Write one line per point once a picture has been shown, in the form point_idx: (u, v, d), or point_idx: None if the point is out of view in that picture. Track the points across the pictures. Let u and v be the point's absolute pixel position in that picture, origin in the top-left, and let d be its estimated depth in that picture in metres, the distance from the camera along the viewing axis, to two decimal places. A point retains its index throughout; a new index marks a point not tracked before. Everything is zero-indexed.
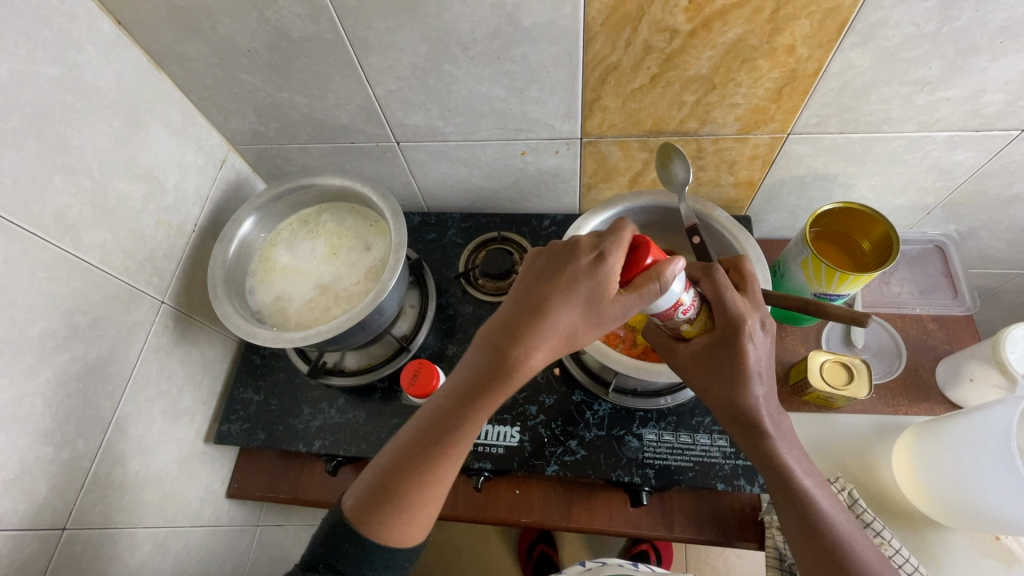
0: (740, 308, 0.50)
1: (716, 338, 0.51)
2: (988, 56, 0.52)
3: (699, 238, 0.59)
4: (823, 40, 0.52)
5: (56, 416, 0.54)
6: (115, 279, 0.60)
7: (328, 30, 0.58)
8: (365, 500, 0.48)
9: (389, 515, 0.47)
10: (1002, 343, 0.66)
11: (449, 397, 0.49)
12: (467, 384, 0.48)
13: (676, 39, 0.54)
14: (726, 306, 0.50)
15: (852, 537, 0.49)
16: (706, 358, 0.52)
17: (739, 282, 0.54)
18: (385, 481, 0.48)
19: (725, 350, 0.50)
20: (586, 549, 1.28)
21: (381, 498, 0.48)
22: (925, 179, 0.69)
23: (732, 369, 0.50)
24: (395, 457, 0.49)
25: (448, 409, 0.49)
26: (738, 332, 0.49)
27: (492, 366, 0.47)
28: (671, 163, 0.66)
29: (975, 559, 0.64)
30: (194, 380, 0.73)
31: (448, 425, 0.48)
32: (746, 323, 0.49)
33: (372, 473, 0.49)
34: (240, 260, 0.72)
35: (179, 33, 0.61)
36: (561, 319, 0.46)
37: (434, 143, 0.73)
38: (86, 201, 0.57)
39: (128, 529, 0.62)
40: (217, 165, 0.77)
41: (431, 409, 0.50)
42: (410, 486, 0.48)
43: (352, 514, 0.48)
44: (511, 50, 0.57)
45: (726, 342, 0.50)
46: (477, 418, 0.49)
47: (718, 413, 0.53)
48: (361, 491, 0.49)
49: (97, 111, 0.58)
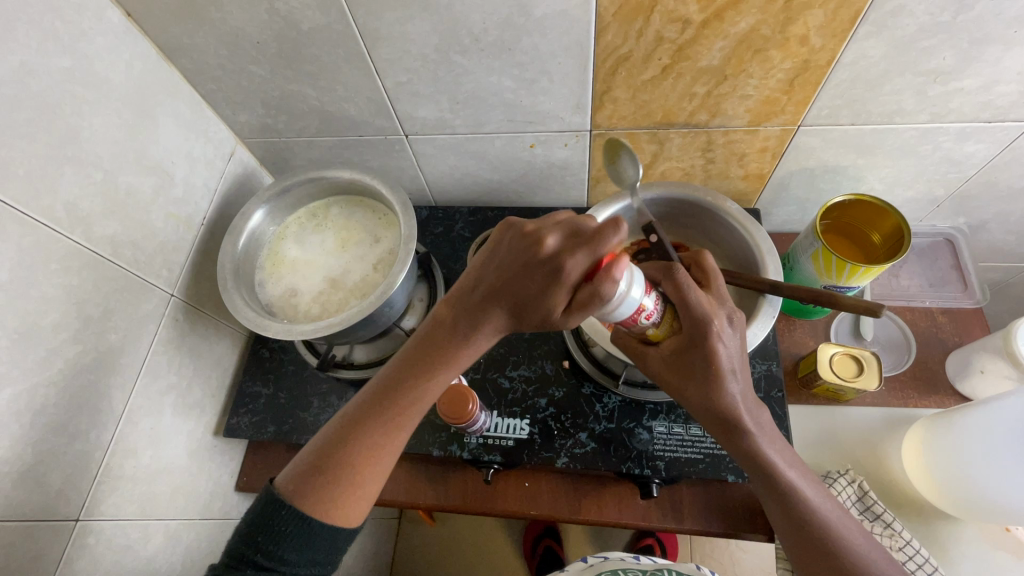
0: (708, 308, 0.48)
1: (684, 340, 0.49)
2: (1003, 46, 0.51)
3: (656, 236, 0.58)
4: (837, 29, 0.52)
5: (69, 408, 0.55)
6: (125, 271, 0.60)
7: (338, 21, 0.58)
8: (309, 475, 0.48)
9: (334, 488, 0.47)
10: (1013, 336, 0.66)
11: (396, 372, 0.52)
12: (417, 361, 0.52)
13: (688, 29, 0.54)
14: (691, 306, 0.48)
15: (841, 526, 0.48)
16: (677, 362, 0.50)
17: (701, 278, 0.53)
18: (334, 451, 0.49)
19: (692, 350, 0.49)
20: (591, 543, 1.28)
21: (326, 470, 0.48)
22: (936, 171, 0.68)
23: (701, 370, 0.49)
24: (342, 426, 0.50)
25: (399, 380, 0.51)
26: (705, 333, 0.48)
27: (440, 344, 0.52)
28: (618, 159, 0.66)
29: (986, 551, 0.64)
30: (203, 373, 0.73)
31: (398, 396, 0.51)
32: (713, 323, 0.48)
33: (315, 448, 0.50)
34: (249, 252, 0.72)
35: (188, 25, 0.61)
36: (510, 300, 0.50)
37: (442, 136, 0.73)
38: (97, 193, 0.57)
39: (140, 521, 0.62)
40: (225, 158, 0.77)
41: (376, 385, 0.52)
42: (359, 450, 0.49)
43: (290, 491, 0.47)
44: (522, 41, 0.57)
45: (693, 342, 0.49)
46: (423, 393, 0.51)
47: (698, 417, 0.52)
48: (305, 466, 0.48)
49: (108, 103, 0.58)
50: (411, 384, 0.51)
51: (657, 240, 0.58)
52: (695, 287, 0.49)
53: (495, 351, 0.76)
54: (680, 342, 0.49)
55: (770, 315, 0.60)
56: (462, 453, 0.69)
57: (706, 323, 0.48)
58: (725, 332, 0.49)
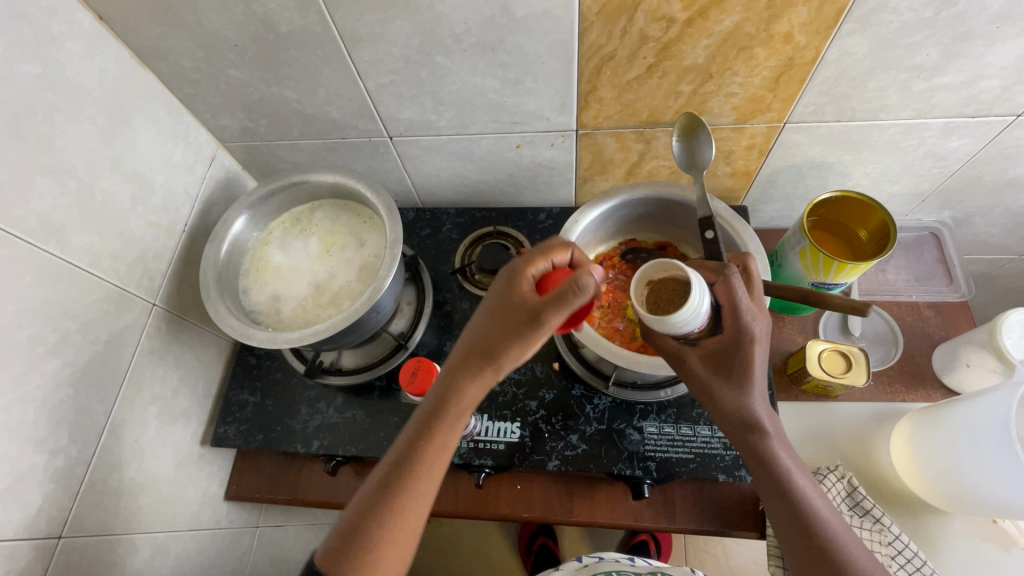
0: (752, 312, 0.48)
1: (730, 350, 0.49)
2: (986, 41, 0.51)
3: (712, 233, 0.59)
4: (822, 26, 0.51)
5: (47, 424, 0.53)
6: (103, 282, 0.59)
7: (317, 23, 0.57)
8: (336, 551, 0.47)
9: (364, 561, 0.47)
10: (999, 329, 0.66)
11: (406, 437, 0.51)
12: (419, 421, 0.51)
13: (672, 27, 0.53)
14: (740, 312, 0.48)
15: (845, 537, 0.48)
16: (715, 368, 0.50)
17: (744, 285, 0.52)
18: (352, 529, 0.48)
19: (735, 357, 0.49)
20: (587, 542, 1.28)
21: (353, 545, 0.47)
22: (921, 165, 0.68)
23: (736, 379, 0.50)
24: (368, 495, 0.49)
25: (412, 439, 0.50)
26: (749, 343, 0.49)
27: (436, 404, 0.51)
28: (696, 136, 0.64)
29: (973, 543, 0.65)
30: (189, 382, 0.72)
31: (404, 458, 0.50)
32: (755, 329, 0.48)
33: (344, 520, 0.49)
34: (232, 259, 0.71)
35: (162, 27, 0.59)
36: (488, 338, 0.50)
37: (427, 137, 0.72)
38: (72, 202, 0.56)
39: (126, 534, 0.61)
40: (206, 163, 0.75)
41: (392, 451, 0.51)
42: (379, 518, 0.48)
43: (323, 564, 0.48)
44: (505, 41, 0.56)
45: (736, 352, 0.49)
46: (430, 453, 0.50)
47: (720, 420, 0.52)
48: (332, 542, 0.48)
49: (81, 109, 0.56)
50: (416, 453, 0.50)
51: (711, 239, 0.59)
52: (747, 293, 0.48)
53: None
54: (723, 349, 0.50)
55: None
56: (453, 458, 0.68)
57: (746, 328, 0.48)
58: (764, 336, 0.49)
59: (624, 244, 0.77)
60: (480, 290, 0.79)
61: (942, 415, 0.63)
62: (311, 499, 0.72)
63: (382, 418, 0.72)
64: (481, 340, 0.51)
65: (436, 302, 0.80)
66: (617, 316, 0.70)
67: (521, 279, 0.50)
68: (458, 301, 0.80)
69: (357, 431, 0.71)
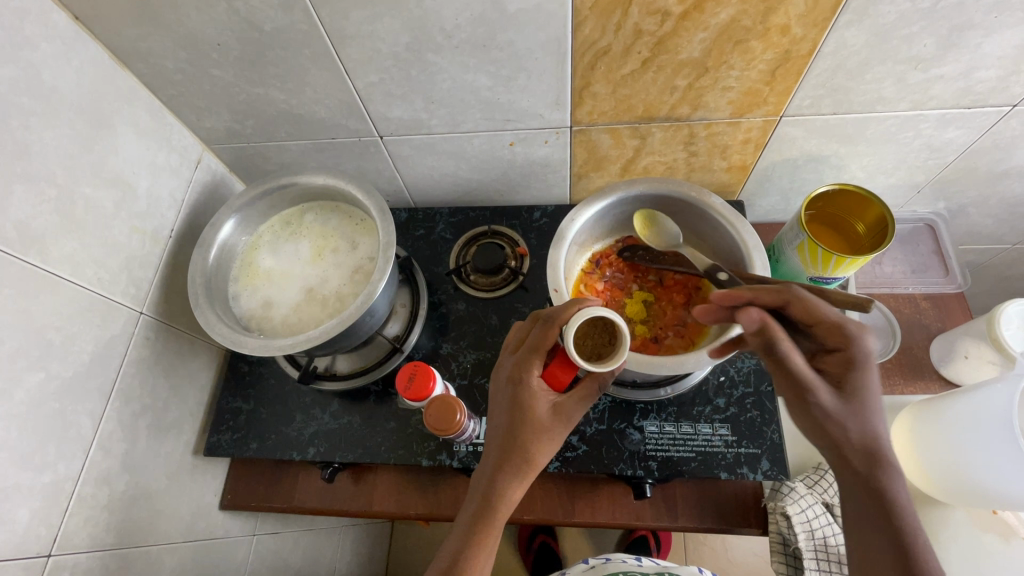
0: (839, 314, 0.49)
1: (847, 357, 0.49)
2: (983, 31, 0.51)
3: (628, 254, 0.72)
4: (819, 19, 0.51)
5: (33, 439, 0.52)
6: (88, 292, 0.57)
7: (303, 21, 0.55)
8: None
9: None
10: (997, 321, 0.66)
11: (461, 535, 0.50)
12: (467, 521, 0.50)
13: (667, 21, 0.52)
14: (830, 318, 0.48)
15: None
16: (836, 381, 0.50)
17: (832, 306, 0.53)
18: None
19: (853, 360, 0.48)
20: (590, 546, 1.27)
21: None
22: (917, 157, 0.68)
23: (858, 386, 0.49)
24: None
25: (466, 536, 0.49)
26: (862, 338, 0.48)
27: (479, 510, 0.50)
28: (658, 221, 0.70)
29: (974, 534, 0.65)
30: (180, 391, 0.70)
31: (458, 559, 0.48)
32: (853, 328, 0.48)
33: None
34: (221, 264, 0.69)
35: (142, 27, 0.57)
36: (521, 440, 0.51)
37: (418, 136, 0.70)
38: (52, 210, 0.54)
39: (118, 549, 0.59)
40: (192, 166, 0.74)
41: (446, 547, 0.50)
42: None
43: None
44: (496, 37, 0.55)
45: (855, 354, 0.48)
46: (483, 550, 0.49)
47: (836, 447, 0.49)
48: None
49: (59, 113, 0.54)
50: (471, 549, 0.49)
51: (631, 257, 0.71)
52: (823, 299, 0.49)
53: (482, 356, 0.74)
54: (840, 358, 0.49)
55: None
56: (452, 462, 0.67)
57: (846, 331, 0.48)
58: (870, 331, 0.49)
59: (621, 241, 0.76)
60: (475, 291, 0.78)
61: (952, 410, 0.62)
62: (308, 506, 0.70)
63: (379, 423, 0.71)
64: (510, 448, 0.51)
65: (431, 304, 0.79)
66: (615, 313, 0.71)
67: (535, 383, 0.52)
68: (454, 302, 0.79)
69: (354, 437, 0.70)
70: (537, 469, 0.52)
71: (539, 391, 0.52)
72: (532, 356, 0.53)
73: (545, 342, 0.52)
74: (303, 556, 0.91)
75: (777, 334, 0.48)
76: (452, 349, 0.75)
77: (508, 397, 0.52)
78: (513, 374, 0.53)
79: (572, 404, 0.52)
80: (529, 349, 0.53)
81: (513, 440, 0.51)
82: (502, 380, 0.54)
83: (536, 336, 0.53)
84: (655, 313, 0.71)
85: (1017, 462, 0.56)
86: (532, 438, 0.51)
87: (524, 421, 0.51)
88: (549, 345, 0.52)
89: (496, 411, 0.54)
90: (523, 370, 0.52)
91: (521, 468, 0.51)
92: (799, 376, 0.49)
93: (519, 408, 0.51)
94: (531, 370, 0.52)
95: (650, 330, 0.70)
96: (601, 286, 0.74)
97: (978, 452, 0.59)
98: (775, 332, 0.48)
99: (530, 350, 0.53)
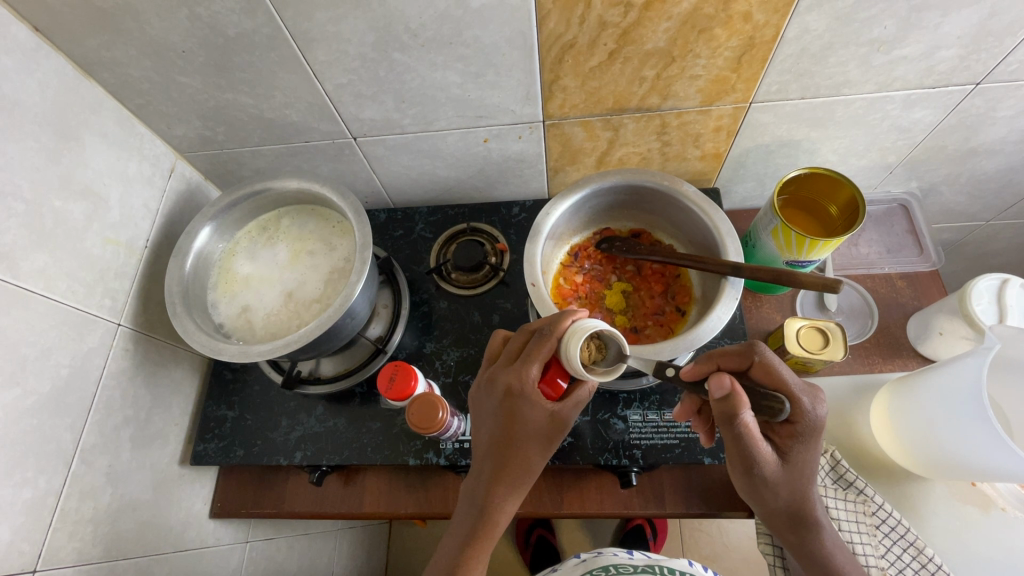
0: (798, 386, 0.51)
1: (798, 430, 0.51)
2: (941, 11, 0.51)
3: (607, 246, 0.73)
4: (779, 5, 0.51)
5: (12, 456, 0.51)
6: (61, 305, 0.57)
7: (266, 24, 0.55)
8: None
9: None
10: (968, 296, 0.67)
11: (467, 535, 0.51)
12: (467, 524, 0.52)
13: (630, 12, 0.52)
14: (790, 389, 0.51)
15: None
16: (783, 452, 0.52)
17: (770, 377, 0.52)
18: None
19: (805, 435, 0.51)
20: (587, 541, 1.28)
21: None
22: (887, 139, 0.69)
23: (802, 455, 0.52)
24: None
25: (469, 537, 0.51)
26: (816, 418, 0.51)
27: (476, 520, 0.51)
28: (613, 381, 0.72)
29: (955, 507, 0.67)
30: (163, 402, 0.70)
31: (459, 559, 0.51)
32: (806, 403, 0.50)
33: None
34: (198, 273, 0.69)
35: (105, 36, 0.57)
36: (521, 450, 0.52)
37: (392, 136, 0.70)
38: (21, 223, 0.53)
39: (106, 563, 0.59)
40: (166, 175, 0.73)
41: (450, 544, 0.52)
42: None
43: None
44: (462, 33, 0.55)
45: (805, 431, 0.51)
46: (480, 549, 0.51)
47: (771, 507, 0.54)
48: None
49: (23, 126, 0.54)
50: (471, 547, 0.51)
51: (614, 250, 0.73)
52: (784, 365, 0.52)
53: (465, 354, 0.74)
54: (790, 429, 0.51)
55: (733, 296, 0.60)
56: (439, 460, 0.67)
57: (799, 405, 0.50)
58: (822, 406, 0.51)
59: (599, 234, 0.77)
60: (456, 288, 0.79)
61: (937, 392, 0.62)
62: (299, 510, 0.70)
63: (365, 424, 0.71)
64: (509, 459, 0.52)
65: (414, 303, 0.79)
66: (595, 305, 0.72)
67: (533, 394, 0.51)
68: (436, 300, 0.79)
69: (340, 439, 0.70)
70: (533, 477, 0.53)
71: (537, 400, 0.51)
72: (527, 365, 0.51)
73: (543, 354, 0.51)
74: (298, 561, 0.91)
75: (743, 405, 0.48)
76: (436, 347, 0.75)
77: (504, 407, 0.52)
78: (513, 385, 0.52)
79: (568, 410, 0.52)
80: (525, 358, 0.52)
81: (510, 449, 0.52)
82: (501, 387, 0.53)
83: (532, 346, 0.52)
84: (634, 302, 0.72)
85: (992, 435, 0.57)
86: (529, 445, 0.52)
87: (523, 433, 0.52)
88: (546, 356, 0.51)
89: (488, 420, 0.54)
90: (521, 380, 0.51)
91: (518, 476, 0.52)
92: (753, 450, 0.50)
93: (517, 417, 0.52)
94: (526, 379, 0.51)
95: (629, 319, 0.71)
96: (580, 278, 0.75)
97: (964, 433, 0.60)
98: (740, 402, 0.48)
99: (526, 359, 0.52)
